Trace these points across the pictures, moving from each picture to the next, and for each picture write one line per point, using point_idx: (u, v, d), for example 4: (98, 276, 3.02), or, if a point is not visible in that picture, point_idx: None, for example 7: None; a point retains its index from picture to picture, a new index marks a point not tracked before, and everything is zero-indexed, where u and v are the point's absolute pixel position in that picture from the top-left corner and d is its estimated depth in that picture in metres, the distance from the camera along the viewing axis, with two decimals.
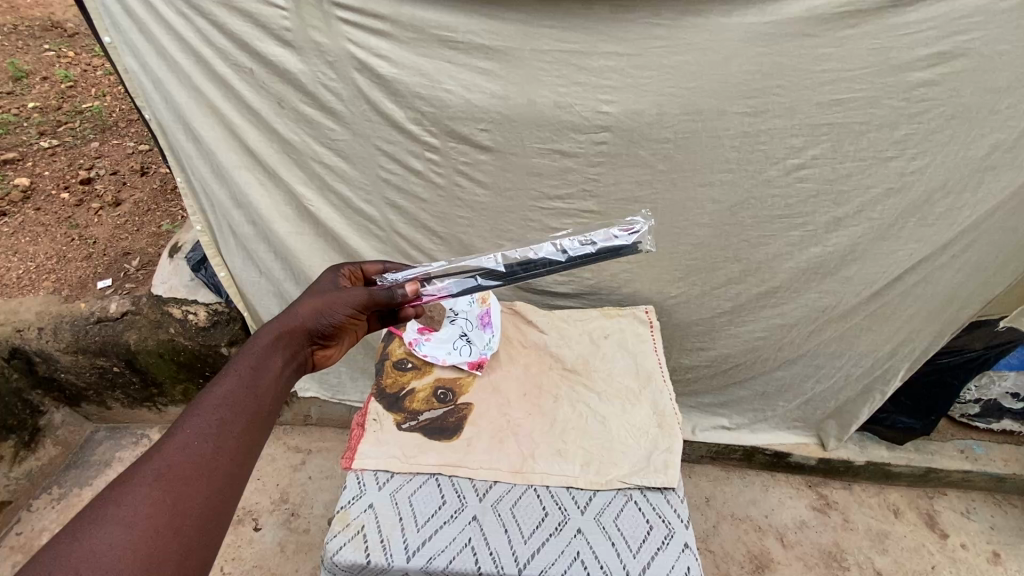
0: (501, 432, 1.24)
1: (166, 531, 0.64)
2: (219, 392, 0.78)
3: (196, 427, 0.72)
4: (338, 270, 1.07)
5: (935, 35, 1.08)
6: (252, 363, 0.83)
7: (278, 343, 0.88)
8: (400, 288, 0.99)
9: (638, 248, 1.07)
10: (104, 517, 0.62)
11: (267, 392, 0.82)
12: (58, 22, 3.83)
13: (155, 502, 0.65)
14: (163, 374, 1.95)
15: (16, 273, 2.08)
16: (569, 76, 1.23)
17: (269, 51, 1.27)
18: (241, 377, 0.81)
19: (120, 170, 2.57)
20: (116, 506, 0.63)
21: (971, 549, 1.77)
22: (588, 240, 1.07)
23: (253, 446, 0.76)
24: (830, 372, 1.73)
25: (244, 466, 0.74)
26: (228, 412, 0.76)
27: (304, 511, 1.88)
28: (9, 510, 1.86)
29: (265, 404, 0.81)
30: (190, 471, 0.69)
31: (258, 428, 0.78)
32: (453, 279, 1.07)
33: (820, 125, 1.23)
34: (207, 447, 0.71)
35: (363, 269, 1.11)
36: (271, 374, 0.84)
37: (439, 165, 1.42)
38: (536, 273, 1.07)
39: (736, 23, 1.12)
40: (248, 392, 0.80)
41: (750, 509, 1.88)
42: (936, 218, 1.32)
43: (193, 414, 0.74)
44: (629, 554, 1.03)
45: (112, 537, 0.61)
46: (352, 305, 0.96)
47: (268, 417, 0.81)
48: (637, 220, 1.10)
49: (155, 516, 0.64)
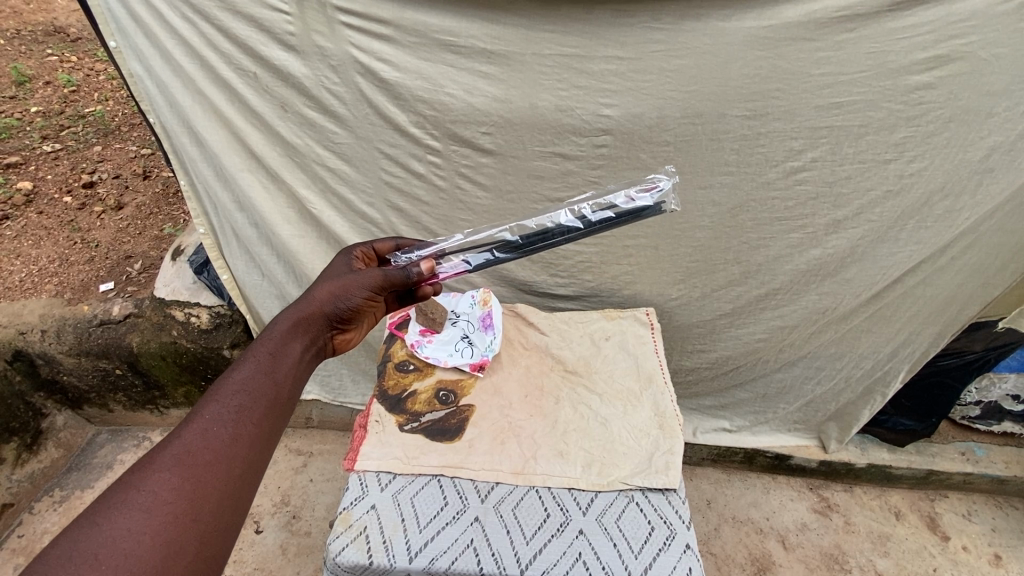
0: (502, 433, 1.24)
1: (184, 517, 0.65)
2: (238, 379, 0.79)
3: (215, 414, 0.73)
4: (352, 252, 1.07)
5: (932, 38, 1.09)
6: (270, 350, 0.84)
7: (296, 329, 0.89)
8: (416, 267, 0.99)
9: (660, 209, 1.03)
10: (123, 502, 0.63)
11: (285, 379, 0.83)
12: (61, 27, 3.86)
13: (174, 487, 0.66)
14: (166, 376, 1.95)
15: (19, 276, 2.08)
16: (570, 80, 1.24)
17: (273, 55, 1.28)
18: (259, 363, 0.82)
19: (122, 174, 2.59)
20: (135, 491, 0.64)
21: (972, 551, 1.76)
22: (608, 205, 1.05)
23: (270, 433, 0.77)
24: (831, 373, 1.73)
25: (261, 453, 0.75)
26: (246, 399, 0.77)
27: (305, 514, 1.88)
28: (10, 513, 1.86)
29: (283, 391, 0.82)
30: (209, 458, 0.70)
31: (275, 415, 0.79)
32: (470, 253, 1.07)
33: (818, 128, 1.24)
34: (225, 434, 0.72)
35: (375, 248, 1.11)
36: (289, 360, 0.85)
37: (441, 168, 1.43)
38: (554, 242, 1.06)
39: (735, 27, 1.13)
40: (266, 379, 0.81)
41: (751, 511, 1.88)
42: (935, 220, 1.32)
43: (212, 401, 0.75)
44: (631, 555, 1.03)
45: (130, 522, 0.62)
46: (368, 287, 0.96)
47: (286, 404, 0.82)
48: (660, 179, 1.06)
49: (174, 502, 0.65)
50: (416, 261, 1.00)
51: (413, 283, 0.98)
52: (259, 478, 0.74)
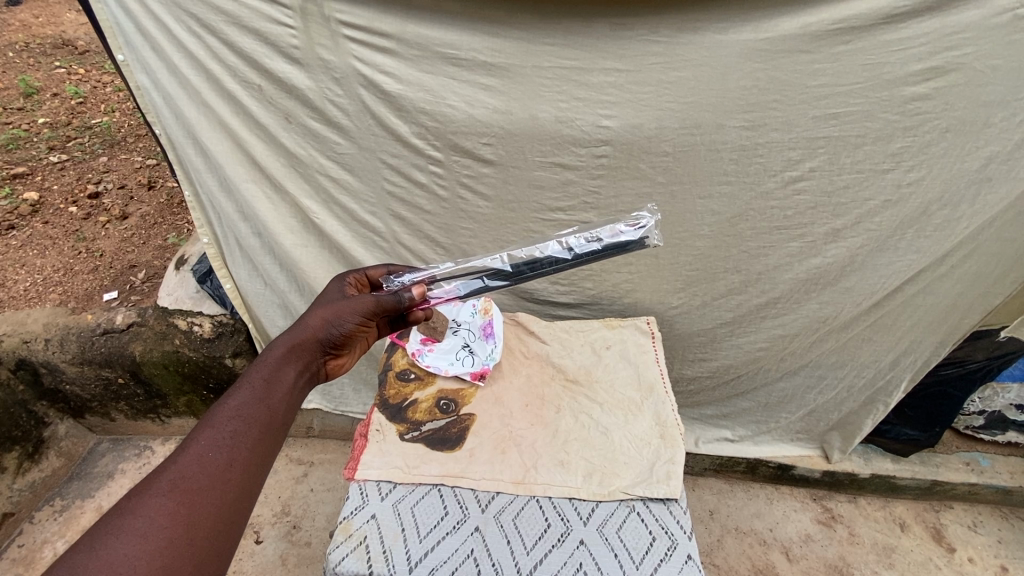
0: (503, 442, 1.25)
1: (180, 542, 0.65)
2: (233, 405, 0.79)
3: (209, 439, 0.74)
4: (345, 278, 1.08)
5: (927, 50, 1.10)
6: (264, 375, 0.85)
7: (290, 355, 0.90)
8: (407, 292, 1.00)
9: (644, 243, 1.04)
10: (119, 528, 0.63)
11: (279, 404, 0.84)
12: (69, 40, 3.93)
13: (169, 513, 0.66)
14: (168, 385, 1.96)
15: (23, 285, 2.10)
16: (570, 92, 1.25)
17: (277, 68, 1.30)
18: (253, 390, 0.82)
19: (128, 184, 2.61)
20: (131, 517, 0.64)
21: (979, 563, 1.74)
22: (595, 237, 1.06)
23: (265, 457, 0.78)
24: (833, 383, 1.73)
25: (255, 478, 0.76)
26: (241, 425, 0.77)
27: (305, 524, 1.87)
28: (11, 522, 1.85)
29: (277, 416, 0.82)
30: (203, 483, 0.70)
31: (269, 440, 0.80)
32: (461, 280, 1.09)
33: (817, 138, 1.25)
34: (220, 459, 0.73)
35: (368, 275, 1.12)
36: (283, 386, 0.86)
37: (442, 178, 1.44)
38: (544, 271, 1.07)
39: (732, 40, 1.14)
40: (260, 405, 0.81)
41: (754, 522, 1.87)
42: (934, 228, 1.33)
43: (207, 427, 0.76)
44: (632, 564, 1.02)
45: (126, 547, 0.62)
46: (361, 312, 0.97)
47: (281, 429, 0.82)
48: (643, 215, 1.09)
49: (170, 527, 0.65)
50: (407, 288, 1.04)
51: (405, 308, 1.01)
52: (253, 502, 0.74)
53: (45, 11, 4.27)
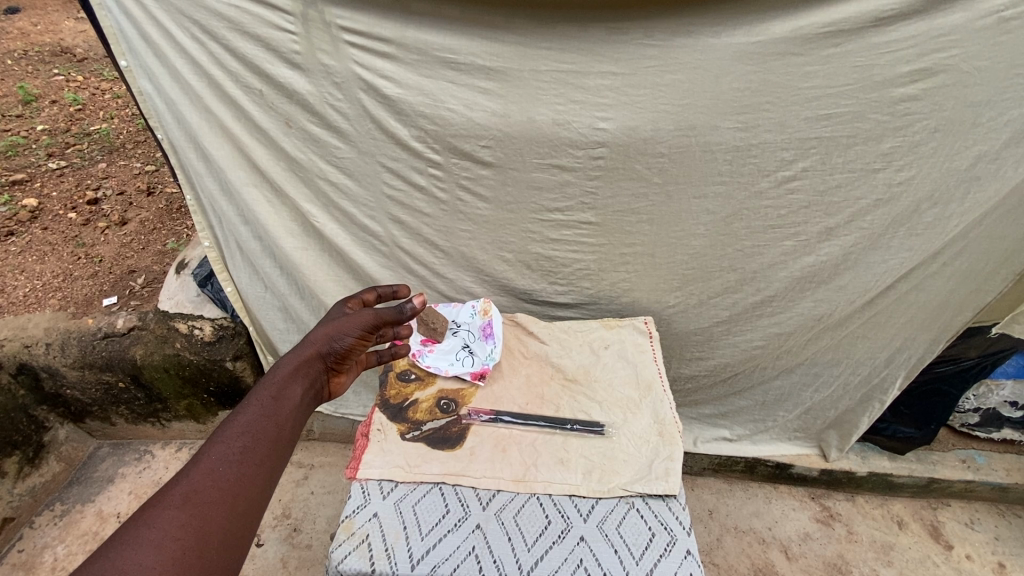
0: (503, 440, 1.26)
1: (191, 552, 0.70)
2: (243, 421, 0.87)
3: (220, 452, 0.81)
4: (344, 303, 1.21)
5: (915, 52, 1.13)
6: (272, 393, 0.93)
7: (297, 371, 1.00)
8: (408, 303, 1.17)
9: None
10: (136, 538, 0.68)
11: (286, 420, 0.91)
12: (67, 47, 3.95)
13: (182, 524, 0.71)
14: (168, 389, 1.96)
15: (23, 291, 2.10)
16: (566, 95, 1.27)
17: (279, 74, 1.32)
18: (262, 406, 0.90)
19: (127, 190, 2.63)
20: (147, 527, 0.69)
21: (976, 560, 1.76)
22: None
23: (272, 472, 0.84)
24: (829, 380, 1.75)
25: (263, 492, 0.82)
26: (249, 440, 0.84)
27: (306, 527, 1.88)
28: (11, 527, 1.85)
29: (284, 432, 0.90)
30: (213, 497, 0.76)
31: (276, 456, 0.87)
32: None
33: (809, 138, 1.27)
34: (230, 473, 0.79)
35: (363, 298, 1.25)
36: (290, 403, 0.94)
37: (441, 180, 1.45)
38: None
39: (724, 43, 1.16)
40: (268, 421, 0.89)
41: (753, 520, 1.88)
42: (925, 227, 1.35)
43: (218, 441, 0.82)
44: (631, 560, 1.03)
45: (141, 557, 0.67)
46: (361, 326, 1.11)
47: (286, 444, 0.89)
48: None
49: (182, 538, 0.70)
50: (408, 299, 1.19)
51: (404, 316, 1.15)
52: (259, 516, 0.80)
53: (44, 19, 4.31)
